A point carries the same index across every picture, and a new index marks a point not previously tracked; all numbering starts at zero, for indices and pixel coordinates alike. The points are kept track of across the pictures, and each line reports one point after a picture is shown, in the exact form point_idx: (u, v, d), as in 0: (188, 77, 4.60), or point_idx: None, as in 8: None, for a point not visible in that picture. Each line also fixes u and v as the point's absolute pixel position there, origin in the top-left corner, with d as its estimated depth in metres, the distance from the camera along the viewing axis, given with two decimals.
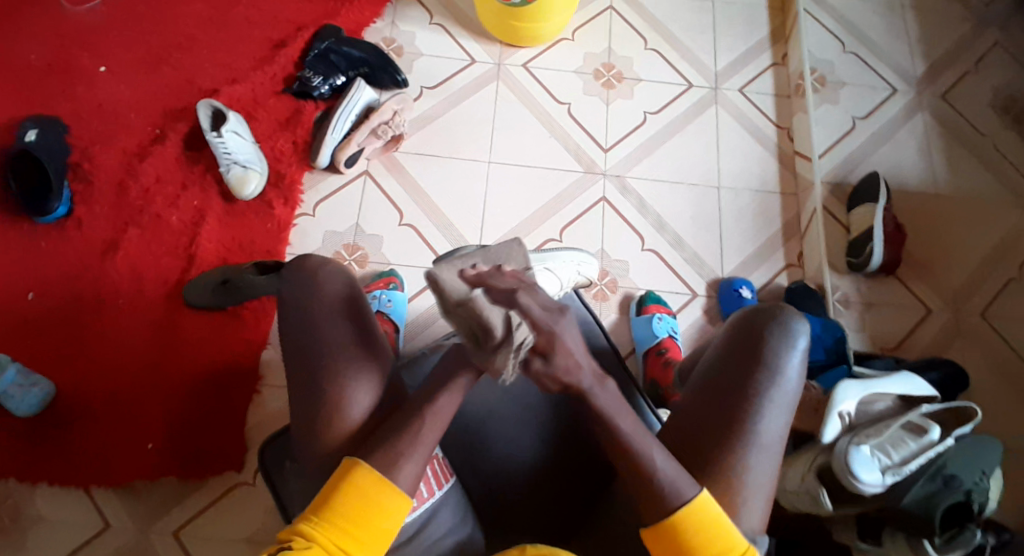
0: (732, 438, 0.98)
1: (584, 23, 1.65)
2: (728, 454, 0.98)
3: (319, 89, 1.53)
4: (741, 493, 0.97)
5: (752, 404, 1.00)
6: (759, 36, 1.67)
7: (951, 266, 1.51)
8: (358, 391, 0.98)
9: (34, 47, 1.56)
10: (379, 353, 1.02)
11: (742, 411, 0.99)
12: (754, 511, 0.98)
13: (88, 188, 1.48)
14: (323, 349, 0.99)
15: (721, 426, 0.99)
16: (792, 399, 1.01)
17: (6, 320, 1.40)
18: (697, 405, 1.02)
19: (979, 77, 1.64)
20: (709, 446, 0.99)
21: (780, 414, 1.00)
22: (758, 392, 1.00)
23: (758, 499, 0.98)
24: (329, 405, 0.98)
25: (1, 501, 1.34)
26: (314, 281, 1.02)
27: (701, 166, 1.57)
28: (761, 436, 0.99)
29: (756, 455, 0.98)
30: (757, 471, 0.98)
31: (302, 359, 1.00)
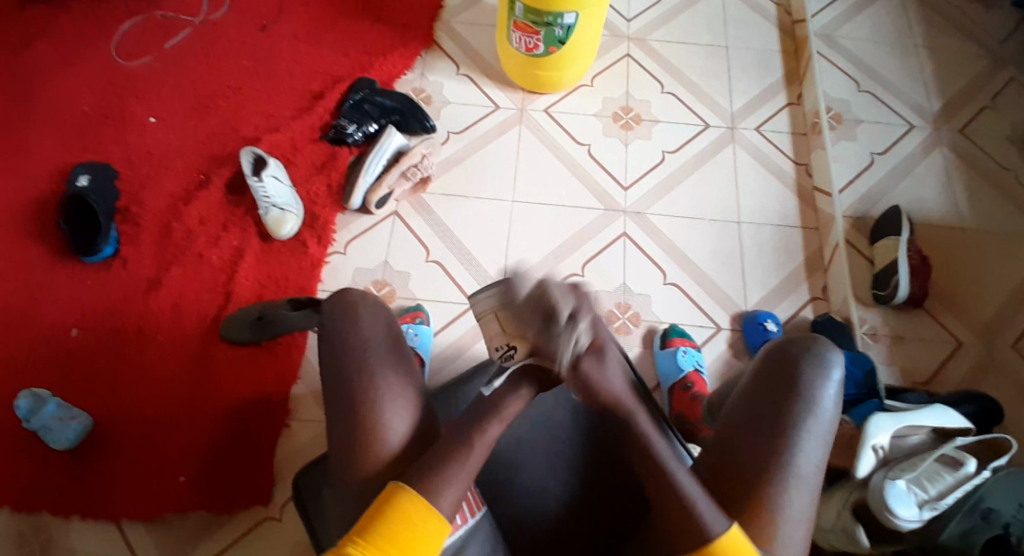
0: (766, 473, 0.98)
1: (603, 71, 1.72)
2: (764, 490, 0.97)
3: (353, 136, 1.62)
4: (778, 526, 0.96)
5: (787, 438, 0.99)
6: (773, 79, 1.73)
7: (980, 297, 1.50)
8: (394, 406, 1.01)
9: (88, 99, 1.68)
10: (411, 375, 1.05)
11: (778, 445, 0.99)
12: (793, 545, 0.97)
13: (134, 230, 1.57)
14: (356, 366, 1.02)
15: (756, 462, 0.98)
16: (828, 430, 1.00)
17: (53, 354, 1.47)
18: (732, 442, 1.01)
19: (996, 112, 1.66)
20: (743, 482, 0.98)
21: (816, 447, 0.99)
22: (794, 426, 0.99)
23: (796, 536, 0.98)
24: (365, 419, 1.00)
25: (37, 531, 1.38)
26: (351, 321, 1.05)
27: (721, 202, 1.60)
28: (795, 469, 0.98)
29: (792, 490, 0.97)
30: (795, 507, 0.97)
31: (337, 375, 1.03)
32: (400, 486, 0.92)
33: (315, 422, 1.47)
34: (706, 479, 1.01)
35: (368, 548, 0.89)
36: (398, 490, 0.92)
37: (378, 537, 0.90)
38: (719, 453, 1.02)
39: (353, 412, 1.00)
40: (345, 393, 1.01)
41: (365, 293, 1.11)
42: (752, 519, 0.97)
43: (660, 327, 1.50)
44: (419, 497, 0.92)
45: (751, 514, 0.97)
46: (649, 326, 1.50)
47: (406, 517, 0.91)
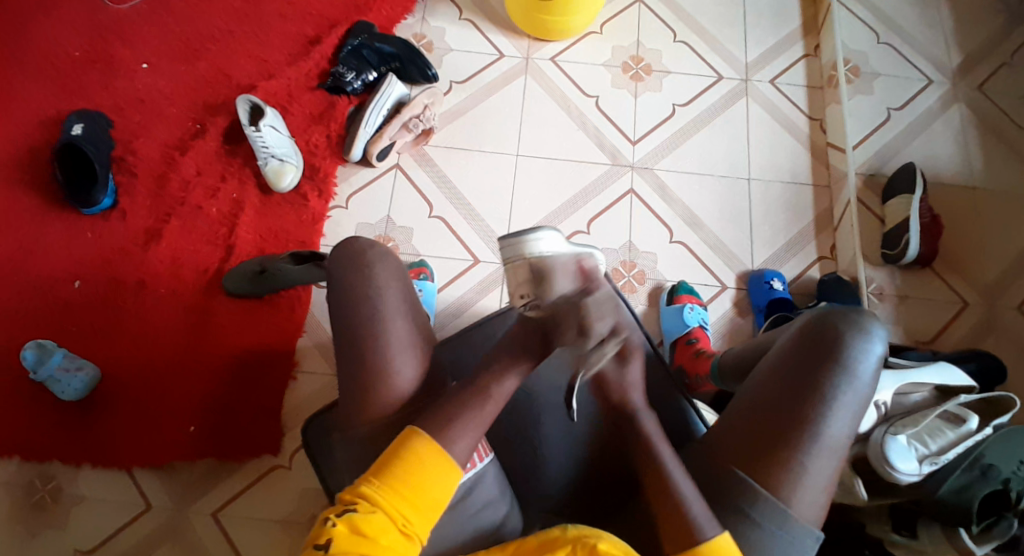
0: (795, 438, 1.01)
1: (613, 17, 1.65)
2: (790, 453, 1.01)
3: (352, 84, 1.56)
4: (798, 490, 1.00)
5: (820, 405, 1.02)
6: (790, 28, 1.66)
7: (989, 259, 1.48)
8: (403, 370, 1.02)
9: (79, 44, 1.63)
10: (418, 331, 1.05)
11: (810, 412, 1.02)
12: (809, 508, 1.01)
13: (130, 180, 1.54)
14: (368, 323, 1.02)
15: (786, 426, 1.02)
16: (861, 400, 1.03)
17: (54, 307, 1.46)
18: (764, 406, 1.04)
19: (1018, 66, 1.60)
20: (772, 445, 1.01)
21: (847, 416, 1.02)
22: (829, 394, 1.02)
23: (815, 499, 1.01)
24: (376, 382, 1.01)
25: (46, 480, 1.40)
26: (364, 268, 1.05)
27: (731, 158, 1.56)
28: (824, 437, 1.01)
29: (818, 458, 1.01)
30: (818, 471, 1.01)
31: (346, 334, 1.03)
32: (412, 430, 0.93)
33: (320, 374, 1.48)
34: (734, 440, 1.04)
35: (382, 489, 0.88)
36: (408, 433, 0.92)
37: (391, 477, 0.89)
38: (750, 413, 1.05)
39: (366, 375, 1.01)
40: (356, 366, 1.02)
41: (375, 240, 1.09)
42: (775, 481, 1.00)
43: (667, 284, 1.49)
44: (428, 439, 0.92)
45: (775, 476, 1.00)
46: (655, 283, 1.49)
47: (417, 457, 0.91)
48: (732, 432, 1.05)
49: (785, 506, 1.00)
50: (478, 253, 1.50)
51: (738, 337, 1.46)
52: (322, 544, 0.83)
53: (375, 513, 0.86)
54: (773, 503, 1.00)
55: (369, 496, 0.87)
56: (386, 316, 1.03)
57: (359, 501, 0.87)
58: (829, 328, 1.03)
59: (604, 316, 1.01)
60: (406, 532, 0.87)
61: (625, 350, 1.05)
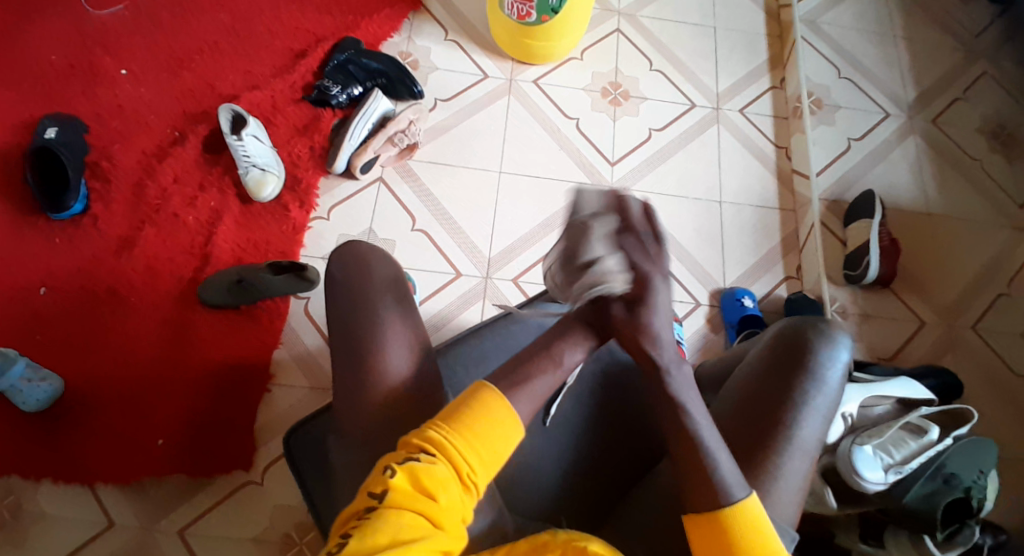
0: (770, 439, 1.04)
1: (593, 44, 1.72)
2: (767, 455, 1.03)
3: (338, 98, 1.57)
4: (775, 491, 1.02)
5: (792, 410, 1.05)
6: (758, 62, 1.75)
7: (944, 280, 1.57)
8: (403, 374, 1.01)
9: (54, 47, 1.59)
10: (423, 332, 1.05)
11: (784, 415, 1.05)
12: (785, 509, 1.03)
13: (104, 186, 1.50)
14: (372, 320, 1.02)
15: (759, 430, 1.05)
16: (832, 404, 1.07)
17: (18, 314, 1.40)
18: (739, 411, 1.08)
19: (966, 104, 1.72)
20: (749, 447, 1.04)
21: (819, 420, 1.06)
22: (800, 399, 1.06)
23: (791, 501, 1.03)
24: (375, 382, 1.00)
25: (2, 496, 1.33)
26: (362, 270, 1.06)
27: (704, 181, 1.63)
28: (798, 439, 1.04)
29: (793, 458, 1.03)
30: (793, 473, 1.03)
31: (348, 331, 1.02)
32: (486, 385, 0.92)
33: (297, 387, 1.45)
34: None
35: (451, 435, 0.88)
36: (482, 387, 0.91)
37: (460, 426, 0.89)
38: (727, 418, 1.09)
39: (370, 374, 1.00)
40: (358, 364, 1.01)
41: (374, 245, 1.11)
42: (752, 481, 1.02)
43: None
44: (499, 395, 0.92)
45: (751, 478, 1.02)
46: None
47: (487, 412, 0.90)
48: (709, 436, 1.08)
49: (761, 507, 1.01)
50: (460, 267, 1.51)
51: (712, 352, 1.51)
52: (380, 492, 0.83)
53: (438, 463, 0.85)
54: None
55: (437, 442, 0.87)
56: (387, 319, 1.03)
57: (426, 448, 0.86)
58: (799, 334, 1.08)
59: (601, 245, 0.97)
60: (465, 481, 0.86)
61: (641, 292, 0.97)
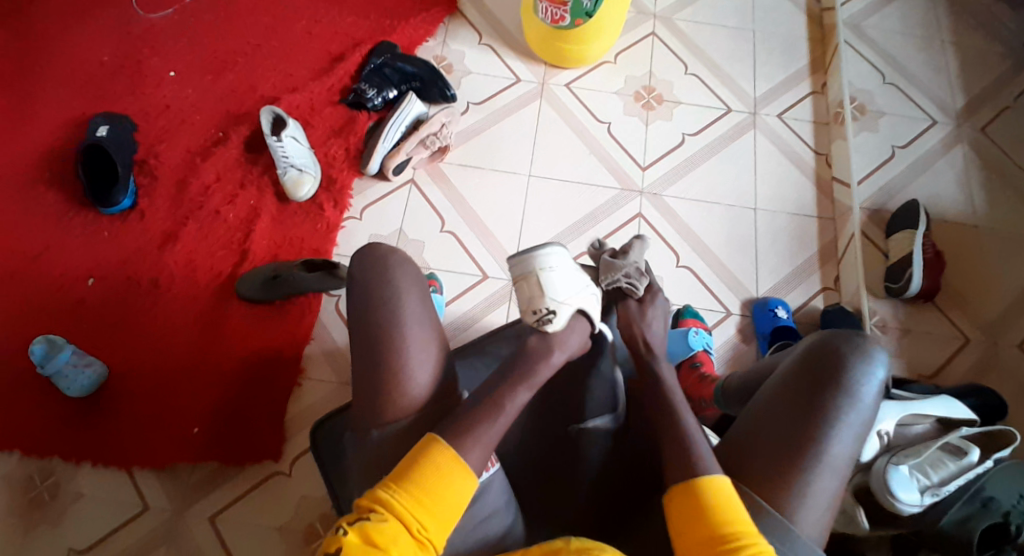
0: (799, 454, 1.01)
1: (628, 48, 1.71)
2: (795, 471, 1.00)
3: (373, 101, 1.61)
4: (801, 507, 1.00)
5: (822, 425, 1.02)
6: (798, 66, 1.71)
7: (989, 295, 1.50)
8: (416, 377, 1.03)
9: (109, 51, 1.68)
10: (436, 333, 1.07)
11: (814, 430, 1.02)
12: (812, 527, 1.00)
13: (151, 183, 1.57)
14: (383, 315, 1.05)
15: (788, 445, 1.02)
16: (865, 421, 1.03)
17: (68, 303, 1.48)
18: (766, 424, 1.04)
19: (1019, 111, 1.65)
20: (776, 462, 1.01)
21: (850, 436, 1.03)
22: (833, 415, 1.02)
23: (818, 518, 1.01)
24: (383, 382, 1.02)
25: (45, 477, 1.40)
26: (383, 273, 1.06)
27: (738, 188, 1.60)
28: (828, 455, 1.01)
29: (822, 475, 1.01)
30: (821, 492, 1.01)
31: (362, 327, 1.05)
32: (432, 439, 0.95)
33: (325, 382, 1.49)
34: (737, 455, 1.04)
35: (400, 494, 0.91)
36: (427, 440, 0.94)
37: (410, 483, 0.92)
38: (752, 430, 1.05)
39: (380, 370, 1.02)
40: (369, 361, 1.03)
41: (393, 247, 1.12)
42: (779, 498, 1.00)
43: (673, 307, 1.51)
44: (448, 448, 0.94)
45: (779, 493, 1.00)
46: None
47: (433, 465, 0.93)
48: (734, 447, 1.05)
49: (788, 524, 0.98)
50: (487, 269, 1.52)
51: (741, 362, 1.48)
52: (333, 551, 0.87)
53: (387, 521, 0.89)
54: (777, 521, 0.98)
55: (384, 503, 0.90)
56: (403, 320, 1.04)
57: (375, 508, 0.90)
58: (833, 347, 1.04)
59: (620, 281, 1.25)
60: (418, 537, 0.89)
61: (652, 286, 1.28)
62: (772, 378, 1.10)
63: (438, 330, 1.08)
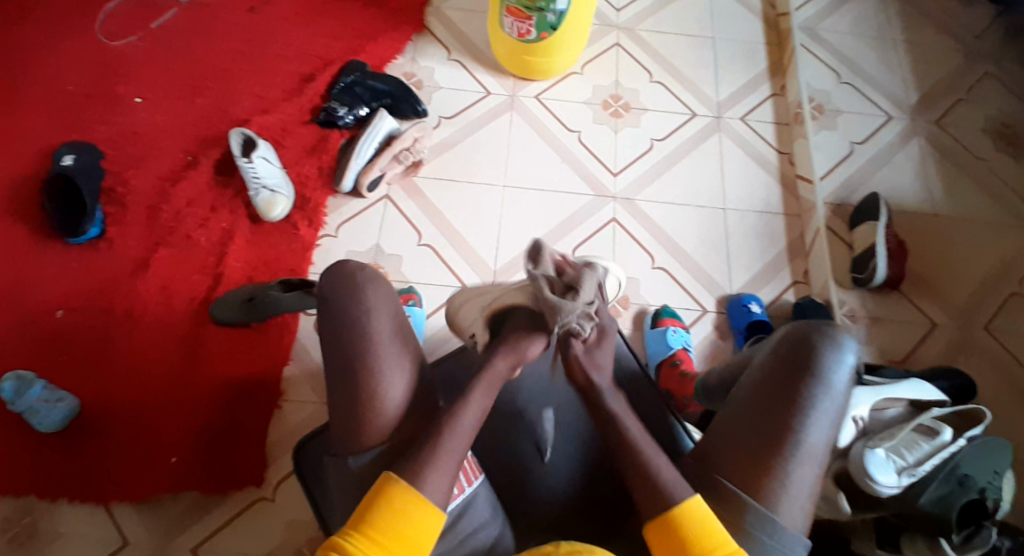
0: (778, 445, 1.03)
1: (594, 58, 1.75)
2: (775, 460, 1.03)
3: (344, 119, 1.62)
4: (783, 496, 1.02)
5: (799, 415, 1.04)
6: (758, 70, 1.77)
7: (952, 281, 1.56)
8: (402, 388, 1.04)
9: (73, 80, 1.66)
10: (411, 347, 1.07)
11: (791, 420, 1.04)
12: (795, 515, 1.02)
13: (119, 210, 1.55)
14: (364, 333, 1.05)
15: (764, 435, 1.04)
16: (838, 409, 1.06)
17: (38, 336, 1.45)
18: (744, 417, 1.06)
19: (970, 105, 1.72)
20: (756, 454, 1.04)
21: (825, 424, 1.05)
22: (806, 403, 1.05)
23: (800, 505, 1.03)
24: (375, 393, 1.02)
25: (20, 515, 1.36)
26: (353, 288, 1.07)
27: (708, 189, 1.64)
28: (806, 443, 1.03)
29: (802, 463, 1.03)
30: (800, 481, 1.03)
31: (343, 343, 1.05)
32: (387, 476, 0.96)
33: (306, 403, 1.47)
34: (718, 449, 1.06)
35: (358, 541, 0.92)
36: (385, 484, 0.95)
37: (366, 525, 0.93)
38: (732, 424, 1.07)
39: (369, 382, 1.03)
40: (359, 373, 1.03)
41: (363, 264, 1.13)
42: (761, 489, 1.02)
43: (650, 308, 1.53)
44: (406, 492, 0.95)
45: (760, 484, 1.02)
46: (638, 307, 1.54)
47: (396, 510, 0.94)
48: (714, 441, 1.07)
49: (771, 513, 1.01)
50: (466, 280, 1.53)
51: (720, 359, 1.50)
52: None
53: None
54: (759, 512, 1.01)
55: (342, 547, 0.92)
56: (377, 333, 1.05)
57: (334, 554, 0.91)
58: (804, 338, 1.06)
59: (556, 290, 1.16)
60: None
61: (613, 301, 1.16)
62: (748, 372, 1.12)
63: (409, 343, 1.09)
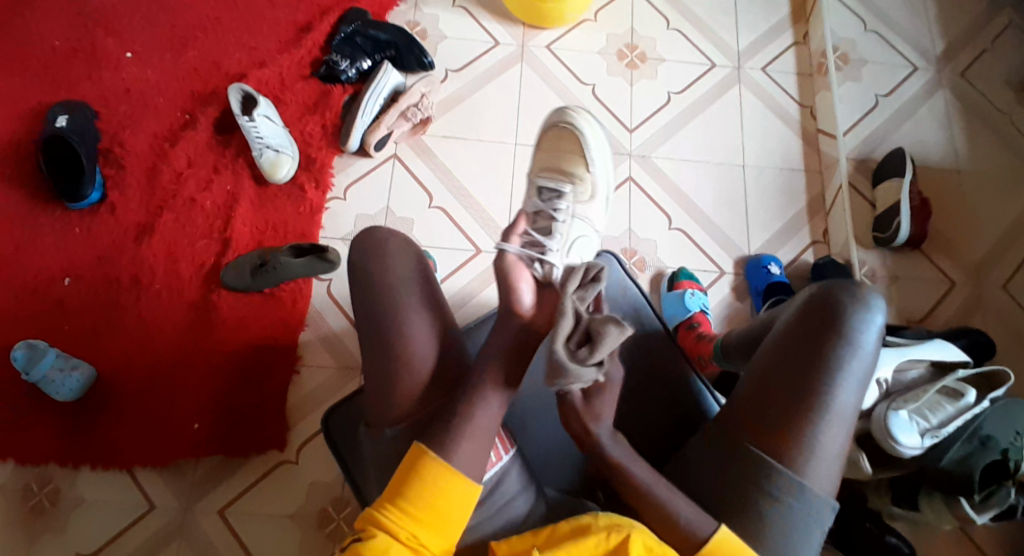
0: (804, 409, 1.01)
1: (607, 4, 1.66)
2: (801, 425, 1.01)
3: (347, 72, 1.54)
4: (808, 461, 1.00)
5: (826, 379, 1.01)
6: (779, 16, 1.68)
7: (974, 240, 1.53)
8: (427, 376, 1.02)
9: (58, 32, 1.57)
10: (437, 330, 1.04)
11: (819, 383, 1.01)
12: (821, 478, 1.01)
13: (118, 173, 1.49)
14: (389, 318, 1.02)
15: (791, 401, 1.01)
16: (866, 371, 1.02)
17: (43, 305, 1.42)
18: (768, 381, 1.04)
19: (995, 55, 1.65)
20: (783, 419, 1.01)
21: (853, 386, 1.02)
22: (834, 366, 1.01)
23: (827, 468, 1.02)
24: (399, 382, 1.01)
25: (42, 484, 1.36)
26: (380, 261, 1.05)
27: (727, 144, 1.58)
28: (833, 407, 1.00)
29: (829, 428, 1.01)
30: (827, 445, 1.01)
31: (365, 328, 1.03)
32: (419, 450, 0.96)
33: (323, 368, 1.45)
34: (743, 415, 1.04)
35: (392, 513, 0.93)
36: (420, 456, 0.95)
37: (400, 499, 0.94)
38: (757, 388, 1.05)
39: (394, 371, 1.01)
40: (386, 361, 1.02)
41: (390, 234, 1.10)
42: (786, 454, 1.01)
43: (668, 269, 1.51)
44: (439, 463, 0.95)
45: (787, 450, 1.00)
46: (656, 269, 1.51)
47: (428, 481, 0.94)
48: (739, 407, 1.05)
49: (796, 478, 1.00)
50: (479, 243, 1.49)
51: (737, 321, 1.49)
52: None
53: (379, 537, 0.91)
54: (786, 477, 1.00)
55: (376, 520, 0.93)
56: (405, 313, 1.03)
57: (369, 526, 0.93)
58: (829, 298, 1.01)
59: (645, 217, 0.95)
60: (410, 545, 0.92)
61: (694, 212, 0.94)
62: (772, 331, 1.09)
63: (440, 318, 1.05)
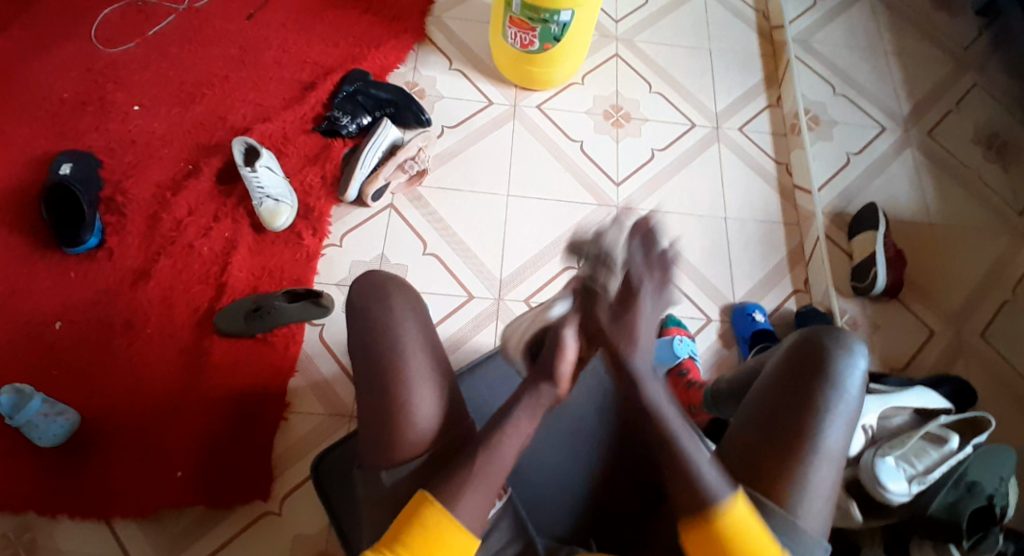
0: (794, 449, 1.02)
1: (594, 68, 1.76)
2: (793, 464, 1.02)
3: (347, 127, 1.60)
4: (802, 500, 1.01)
5: (814, 419, 1.03)
6: (754, 82, 1.80)
7: (948, 289, 1.60)
8: (423, 400, 1.02)
9: (67, 86, 1.63)
10: (436, 358, 1.06)
11: (807, 423, 1.03)
12: (816, 517, 1.01)
13: (118, 220, 1.52)
14: (390, 342, 1.05)
15: (783, 440, 1.03)
16: (853, 412, 1.04)
17: (35, 349, 1.41)
18: (758, 423, 1.05)
19: (960, 115, 1.77)
20: (774, 459, 1.02)
21: (841, 426, 1.04)
22: (822, 406, 1.03)
23: (821, 508, 1.02)
24: (397, 407, 1.01)
25: (19, 533, 1.32)
26: (379, 297, 1.08)
27: (709, 198, 1.66)
28: (823, 446, 1.02)
29: (821, 466, 1.02)
30: (819, 485, 1.02)
31: (366, 352, 1.05)
32: (428, 500, 0.93)
33: (313, 414, 1.44)
34: (735, 456, 1.05)
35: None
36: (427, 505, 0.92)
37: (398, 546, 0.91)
38: (747, 431, 1.06)
39: (393, 394, 1.02)
40: (385, 385, 1.02)
41: (388, 275, 1.13)
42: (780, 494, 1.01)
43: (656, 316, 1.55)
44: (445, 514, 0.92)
45: (781, 490, 1.01)
46: None
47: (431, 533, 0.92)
48: (731, 448, 1.06)
49: (792, 518, 1.00)
50: (472, 289, 1.52)
51: (725, 367, 1.52)
52: None
53: None
54: (782, 517, 0.99)
55: None
56: (405, 344, 1.05)
57: None
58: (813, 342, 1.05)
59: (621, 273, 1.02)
60: None
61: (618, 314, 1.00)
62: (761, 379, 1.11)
63: (435, 351, 1.07)
